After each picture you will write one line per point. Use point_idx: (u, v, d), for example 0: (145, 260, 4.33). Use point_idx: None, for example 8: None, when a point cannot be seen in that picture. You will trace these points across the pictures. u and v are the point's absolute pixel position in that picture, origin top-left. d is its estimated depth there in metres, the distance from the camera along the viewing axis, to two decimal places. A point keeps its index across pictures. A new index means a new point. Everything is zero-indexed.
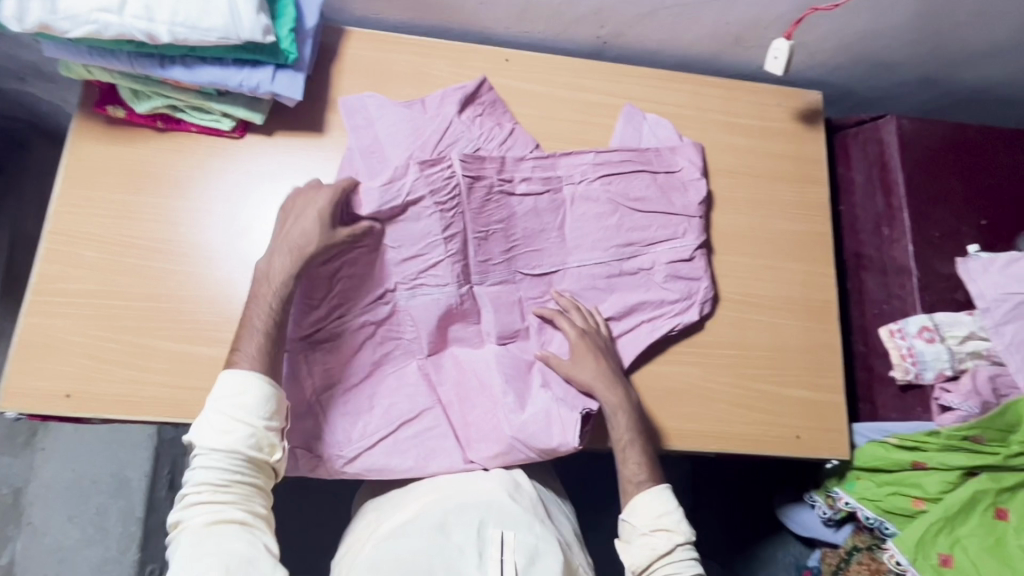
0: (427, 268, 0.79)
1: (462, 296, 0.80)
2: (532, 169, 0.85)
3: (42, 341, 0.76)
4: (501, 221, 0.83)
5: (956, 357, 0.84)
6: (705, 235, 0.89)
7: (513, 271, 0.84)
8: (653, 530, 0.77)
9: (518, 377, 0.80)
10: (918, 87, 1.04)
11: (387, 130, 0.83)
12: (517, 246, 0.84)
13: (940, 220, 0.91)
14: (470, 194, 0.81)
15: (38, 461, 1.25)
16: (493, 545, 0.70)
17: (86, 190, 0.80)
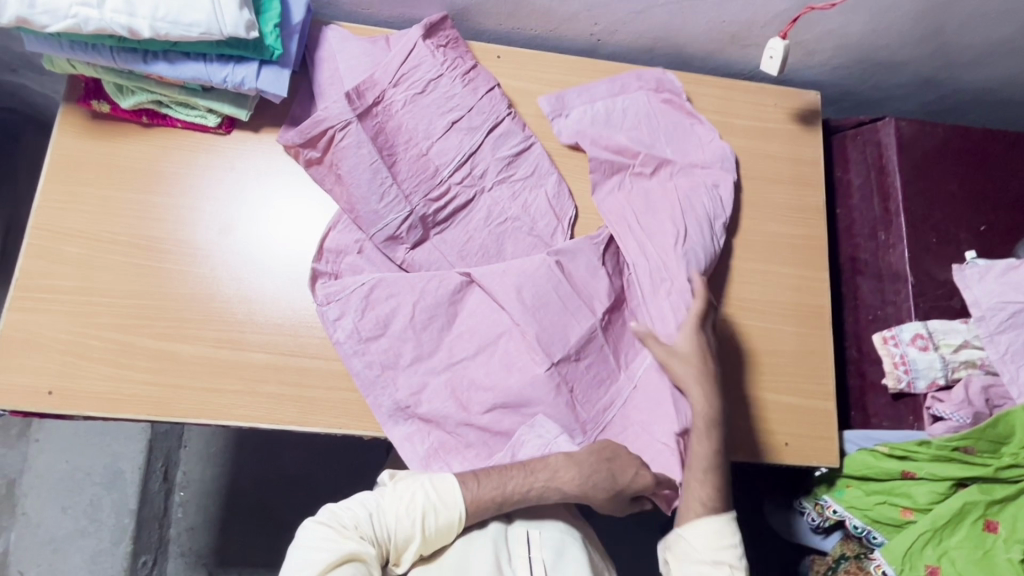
0: (396, 201, 0.82)
1: (426, 220, 0.83)
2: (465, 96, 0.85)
3: (25, 338, 0.75)
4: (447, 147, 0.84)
5: (949, 366, 0.82)
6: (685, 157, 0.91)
7: (473, 188, 0.85)
8: (715, 561, 0.74)
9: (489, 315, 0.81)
10: (918, 88, 1.02)
11: (348, 63, 0.84)
12: (467, 169, 0.85)
13: (938, 226, 0.89)
14: (413, 143, 0.84)
15: (33, 452, 1.26)
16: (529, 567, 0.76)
17: (71, 185, 0.80)
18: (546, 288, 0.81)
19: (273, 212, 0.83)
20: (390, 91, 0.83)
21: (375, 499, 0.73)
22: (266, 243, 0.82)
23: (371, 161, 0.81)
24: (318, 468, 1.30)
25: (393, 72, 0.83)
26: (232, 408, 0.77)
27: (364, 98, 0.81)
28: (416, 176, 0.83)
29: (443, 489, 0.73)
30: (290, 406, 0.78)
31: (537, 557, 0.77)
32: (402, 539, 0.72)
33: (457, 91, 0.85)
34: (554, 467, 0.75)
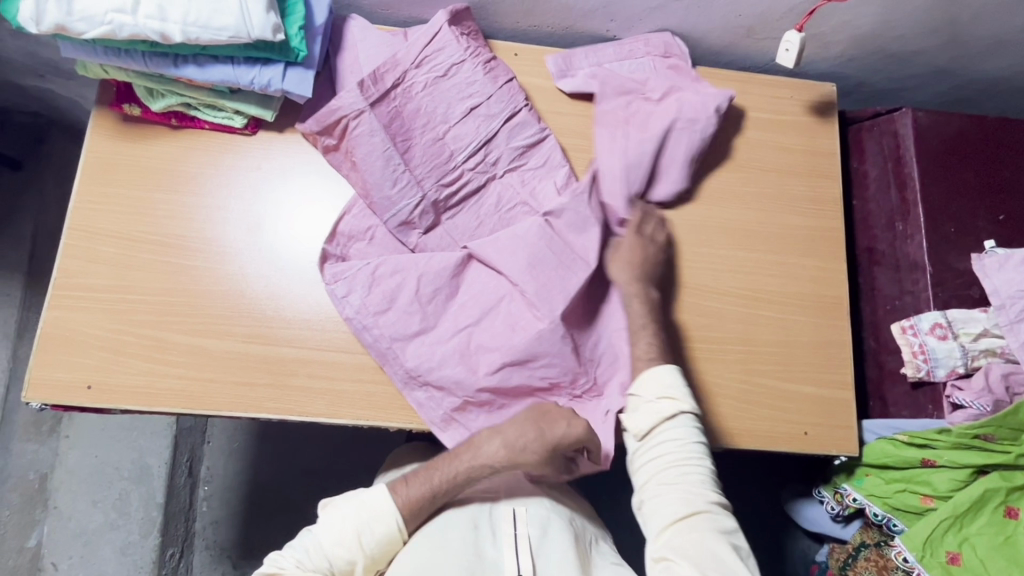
0: (409, 186, 0.84)
1: (437, 203, 0.85)
2: (478, 83, 0.86)
3: (63, 334, 0.78)
4: (457, 132, 0.86)
5: (968, 354, 0.83)
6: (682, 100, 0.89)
7: (484, 171, 0.87)
8: (659, 399, 0.76)
9: (488, 288, 0.82)
10: (934, 79, 1.02)
11: (366, 52, 0.85)
12: (477, 153, 0.86)
13: (956, 216, 0.90)
14: (426, 127, 0.85)
15: (63, 447, 1.29)
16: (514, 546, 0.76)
17: (104, 186, 0.82)
18: (540, 248, 0.81)
19: (297, 210, 0.85)
20: (408, 74, 0.84)
21: (310, 536, 0.73)
22: (291, 239, 0.84)
23: (386, 146, 0.83)
24: (337, 461, 1.32)
25: (411, 58, 0.84)
26: (263, 400, 0.79)
27: (381, 85, 0.83)
28: (431, 161, 0.85)
29: (371, 506, 0.73)
30: (318, 399, 0.80)
31: (523, 533, 0.77)
32: (348, 562, 0.72)
33: (477, 78, 0.86)
34: (473, 453, 0.76)
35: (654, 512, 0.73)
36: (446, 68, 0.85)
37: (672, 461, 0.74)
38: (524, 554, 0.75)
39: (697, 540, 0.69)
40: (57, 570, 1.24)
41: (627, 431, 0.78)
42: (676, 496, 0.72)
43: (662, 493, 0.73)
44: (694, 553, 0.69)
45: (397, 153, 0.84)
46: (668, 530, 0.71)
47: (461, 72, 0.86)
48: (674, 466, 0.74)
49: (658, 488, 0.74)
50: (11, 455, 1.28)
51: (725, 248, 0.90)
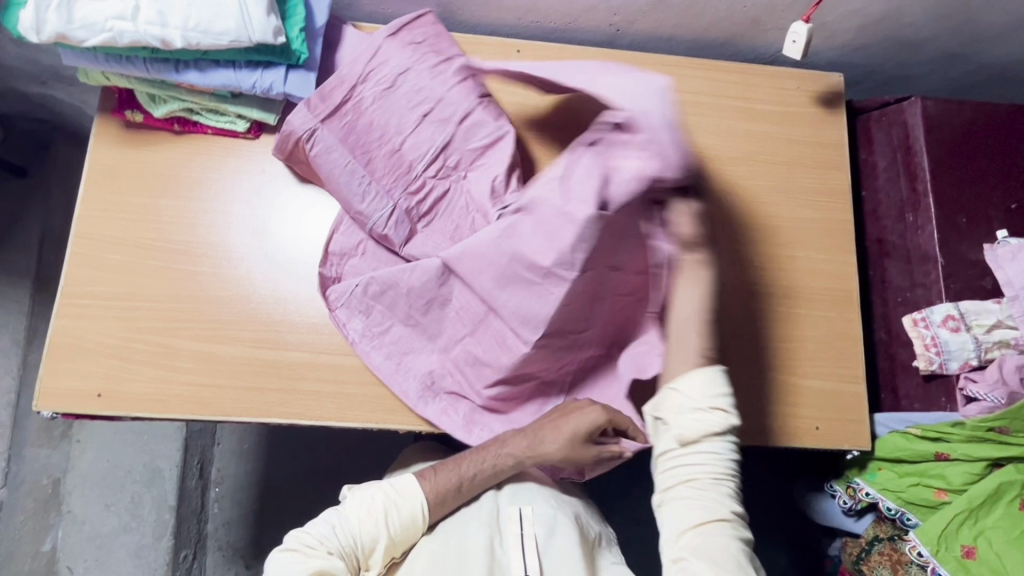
0: (381, 198, 0.81)
1: (410, 214, 0.82)
2: (423, 87, 0.80)
3: (72, 343, 0.78)
4: (412, 139, 0.80)
5: (982, 347, 0.82)
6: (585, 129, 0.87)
7: (449, 177, 0.82)
8: (709, 408, 0.67)
9: (472, 304, 0.78)
10: (943, 66, 1.01)
11: (343, 60, 0.83)
12: (438, 159, 0.81)
13: (967, 206, 0.88)
14: (383, 135, 0.81)
15: (75, 452, 1.30)
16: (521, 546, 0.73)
17: (108, 194, 0.82)
18: (508, 264, 0.72)
19: (301, 213, 0.85)
20: (359, 86, 0.79)
21: (336, 515, 0.72)
22: (296, 243, 0.84)
23: (347, 162, 0.80)
24: (347, 461, 1.32)
25: (360, 70, 0.79)
26: (271, 405, 0.79)
27: (331, 100, 0.78)
28: (395, 174, 0.81)
29: (399, 487, 0.75)
30: (327, 402, 0.80)
31: (530, 533, 0.74)
32: (371, 545, 0.72)
33: (425, 83, 0.80)
34: (500, 451, 0.76)
35: (681, 515, 0.67)
36: (391, 78, 0.80)
37: (707, 473, 0.67)
38: (531, 555, 0.73)
39: (719, 550, 0.65)
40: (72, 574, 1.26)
41: (664, 429, 0.70)
42: (701, 505, 0.67)
43: (689, 500, 0.67)
44: (719, 564, 0.64)
45: (359, 168, 0.81)
46: (689, 535, 0.66)
47: (409, 75, 0.80)
48: (707, 477, 0.67)
49: (684, 493, 0.68)
50: (24, 460, 1.29)
51: (734, 243, 0.90)
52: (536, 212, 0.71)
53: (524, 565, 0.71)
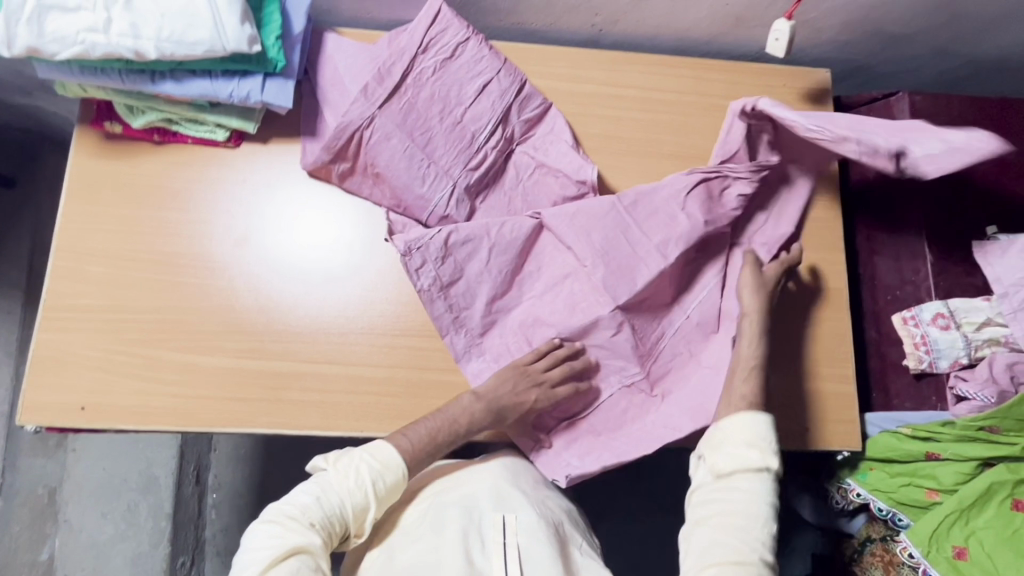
0: (440, 175, 0.83)
1: (471, 190, 0.84)
2: (476, 63, 0.83)
3: (54, 356, 0.78)
4: (467, 116, 0.83)
5: (972, 344, 0.82)
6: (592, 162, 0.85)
7: (505, 154, 0.85)
8: (748, 446, 0.72)
9: (538, 271, 0.82)
10: (933, 60, 0.99)
11: (345, 62, 0.84)
12: (495, 139, 0.84)
13: (956, 202, 0.87)
14: (439, 114, 0.83)
15: (70, 460, 1.30)
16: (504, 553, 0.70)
17: (89, 206, 0.82)
18: (612, 232, 0.80)
19: (285, 221, 0.84)
20: (418, 62, 0.81)
21: (315, 488, 0.70)
22: (281, 252, 0.84)
23: (405, 146, 0.82)
24: None
25: (417, 50, 0.81)
26: (257, 414, 0.79)
27: (388, 79, 0.81)
28: (460, 147, 0.83)
29: (380, 456, 0.72)
30: (313, 411, 0.80)
31: (512, 542, 0.71)
32: (355, 511, 0.70)
33: (484, 56, 0.83)
34: (465, 404, 0.76)
35: (706, 549, 0.69)
36: (451, 50, 0.82)
37: (740, 509, 0.70)
38: (513, 563, 0.69)
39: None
40: None
41: (703, 465, 0.75)
42: (729, 542, 0.68)
43: (716, 538, 0.69)
44: None
45: (418, 152, 0.82)
46: (713, 569, 0.67)
47: (461, 54, 0.82)
48: (738, 516, 0.69)
49: (713, 528, 0.70)
50: (20, 470, 1.29)
51: None
52: (590, 211, 0.80)
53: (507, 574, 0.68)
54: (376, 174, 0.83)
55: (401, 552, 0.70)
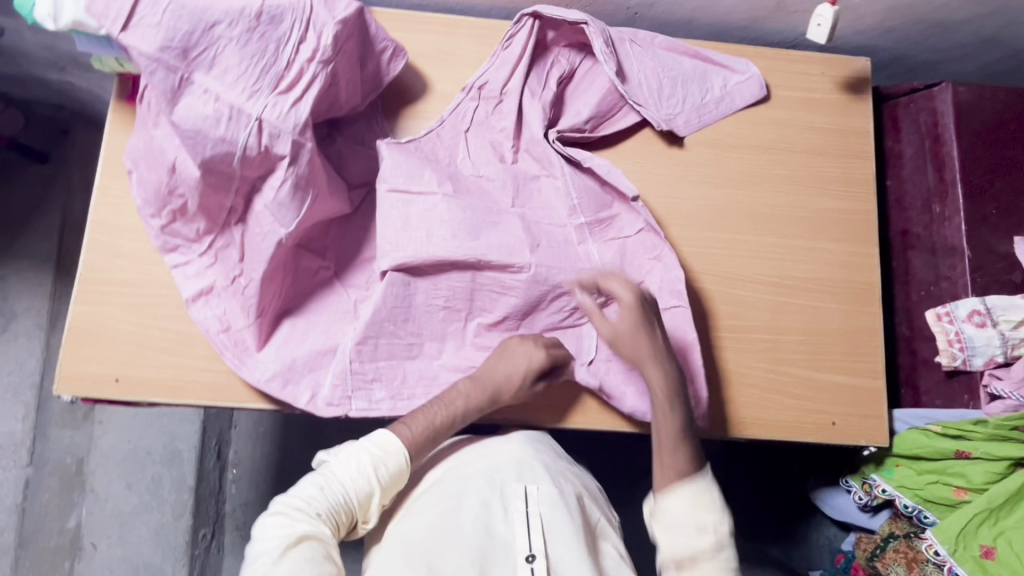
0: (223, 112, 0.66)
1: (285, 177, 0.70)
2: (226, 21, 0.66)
3: (91, 329, 0.79)
4: (258, 57, 0.67)
5: (1009, 343, 0.80)
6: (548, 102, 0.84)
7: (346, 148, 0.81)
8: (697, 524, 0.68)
9: (462, 297, 0.79)
10: (976, 50, 0.96)
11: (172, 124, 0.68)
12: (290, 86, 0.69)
13: (999, 196, 0.85)
14: (255, 72, 0.67)
15: (97, 432, 1.33)
16: (521, 525, 0.70)
17: (122, 180, 0.82)
18: (463, 215, 0.78)
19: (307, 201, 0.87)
20: (213, 33, 0.65)
21: (316, 481, 0.69)
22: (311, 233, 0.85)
23: (228, 238, 0.76)
24: None
25: (205, 8, 0.65)
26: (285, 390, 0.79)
27: (180, 103, 0.66)
28: (211, 184, 0.70)
29: (379, 442, 0.72)
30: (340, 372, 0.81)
31: (534, 511, 0.72)
32: (361, 498, 0.70)
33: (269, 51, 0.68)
34: (462, 390, 0.76)
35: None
36: (255, 22, 0.67)
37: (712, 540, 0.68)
38: (535, 531, 0.70)
39: None
40: (97, 550, 1.29)
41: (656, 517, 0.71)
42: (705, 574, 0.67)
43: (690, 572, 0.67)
44: None
45: (221, 230, 0.76)
46: None
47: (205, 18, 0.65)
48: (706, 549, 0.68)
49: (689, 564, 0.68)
50: (48, 440, 1.32)
51: (756, 235, 0.87)
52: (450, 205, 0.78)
53: (529, 541, 0.69)
54: (234, 278, 0.77)
55: (424, 515, 0.71)
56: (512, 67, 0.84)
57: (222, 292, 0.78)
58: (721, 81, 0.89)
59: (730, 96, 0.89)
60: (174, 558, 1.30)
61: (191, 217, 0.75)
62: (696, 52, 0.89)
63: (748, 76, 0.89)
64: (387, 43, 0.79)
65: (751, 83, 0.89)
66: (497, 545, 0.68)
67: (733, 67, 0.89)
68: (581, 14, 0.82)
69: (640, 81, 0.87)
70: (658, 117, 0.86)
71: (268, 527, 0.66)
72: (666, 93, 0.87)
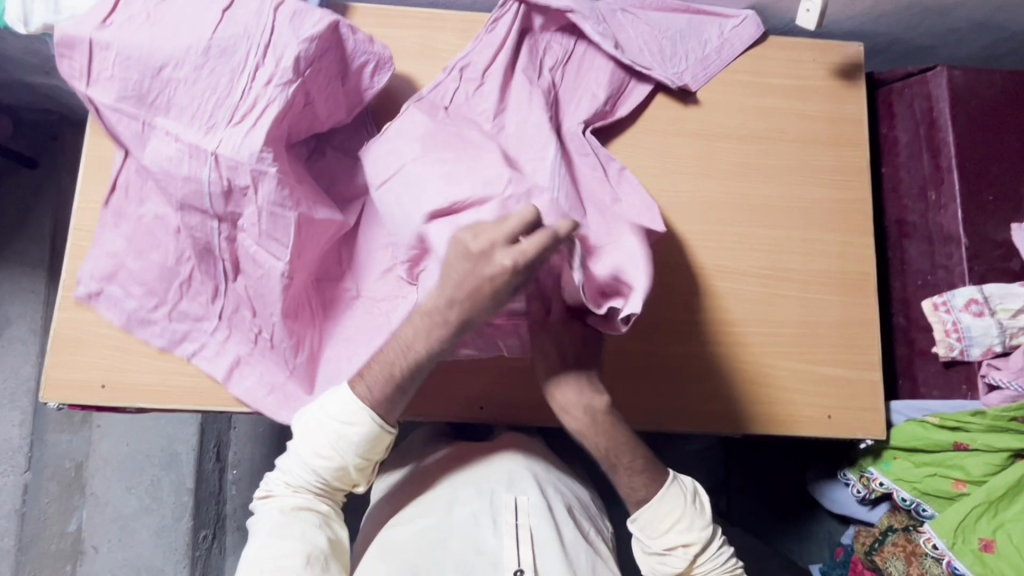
0: (183, 153, 0.68)
1: (257, 211, 0.70)
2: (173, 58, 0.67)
3: (76, 335, 0.79)
4: (212, 90, 0.67)
5: (1007, 332, 0.78)
6: (539, 78, 0.81)
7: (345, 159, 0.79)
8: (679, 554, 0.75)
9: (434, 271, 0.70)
10: (972, 33, 0.94)
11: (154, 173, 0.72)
12: (246, 116, 0.67)
13: (996, 183, 0.83)
14: (209, 104, 0.68)
15: (95, 436, 1.33)
16: (510, 538, 0.69)
17: (104, 185, 0.81)
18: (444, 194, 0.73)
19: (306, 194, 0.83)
20: (163, 75, 0.67)
21: (291, 457, 0.69)
22: None
23: (238, 296, 0.77)
24: None
25: (154, 52, 0.66)
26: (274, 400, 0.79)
27: (149, 145, 0.69)
28: (193, 228, 0.73)
29: (340, 412, 0.67)
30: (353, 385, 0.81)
31: (524, 524, 0.71)
32: (334, 472, 0.68)
33: (223, 82, 0.67)
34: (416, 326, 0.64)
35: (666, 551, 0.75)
36: (207, 54, 0.67)
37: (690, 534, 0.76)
38: (524, 546, 0.69)
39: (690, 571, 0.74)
40: (98, 553, 1.30)
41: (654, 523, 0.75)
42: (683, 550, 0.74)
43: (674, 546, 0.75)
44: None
45: (226, 293, 0.78)
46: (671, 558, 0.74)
47: (155, 60, 0.67)
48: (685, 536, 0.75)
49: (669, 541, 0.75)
50: (46, 445, 1.32)
51: (748, 226, 0.86)
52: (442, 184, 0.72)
53: (517, 556, 0.68)
54: (256, 337, 0.78)
55: (411, 526, 0.71)
56: (495, 50, 0.81)
57: (250, 357, 0.79)
58: (717, 30, 0.87)
59: (728, 43, 0.87)
60: (175, 560, 1.30)
61: (195, 290, 0.78)
62: (686, 6, 0.87)
63: (741, 19, 0.88)
64: (368, 56, 0.73)
65: (747, 25, 0.87)
66: (485, 561, 0.67)
67: (729, 14, 0.88)
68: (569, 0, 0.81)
69: (646, 43, 0.85)
70: (670, 77, 0.85)
71: (255, 517, 0.70)
72: (669, 53, 0.86)
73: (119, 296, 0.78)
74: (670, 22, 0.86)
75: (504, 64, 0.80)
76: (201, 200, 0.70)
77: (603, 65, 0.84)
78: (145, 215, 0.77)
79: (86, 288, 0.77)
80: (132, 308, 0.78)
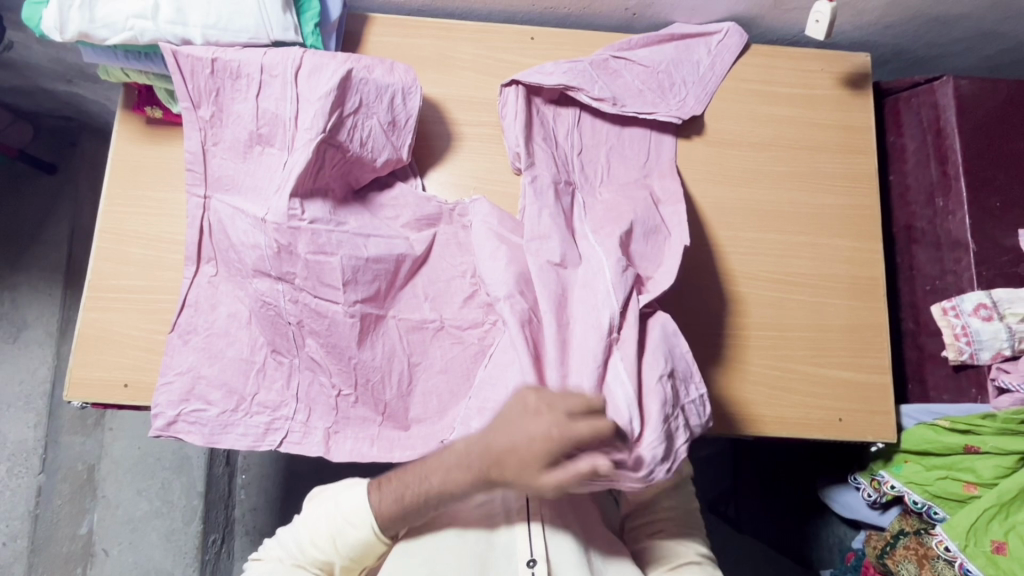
0: (241, 215, 0.75)
1: (296, 287, 0.75)
2: (226, 128, 0.76)
3: (100, 335, 0.80)
4: (263, 147, 0.77)
5: (1016, 337, 0.79)
6: (576, 110, 0.86)
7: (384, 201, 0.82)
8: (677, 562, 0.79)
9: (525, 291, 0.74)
10: (976, 43, 0.96)
11: (219, 241, 0.78)
12: (285, 185, 0.73)
13: (1003, 189, 0.85)
14: (258, 162, 0.77)
15: (108, 439, 1.34)
16: (519, 535, 0.74)
17: (129, 189, 0.83)
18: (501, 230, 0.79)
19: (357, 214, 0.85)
20: (219, 145, 0.77)
21: (294, 532, 0.75)
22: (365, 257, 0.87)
23: (313, 360, 0.78)
24: None
25: (217, 133, 0.77)
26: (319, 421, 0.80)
27: (225, 220, 0.76)
28: (262, 295, 0.76)
29: (347, 513, 0.72)
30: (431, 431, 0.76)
31: (536, 516, 0.75)
32: (322, 561, 0.73)
33: (273, 144, 0.76)
34: (448, 464, 0.67)
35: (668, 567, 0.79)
36: (259, 140, 0.76)
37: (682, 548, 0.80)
38: (536, 537, 0.73)
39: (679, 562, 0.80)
40: (108, 556, 1.30)
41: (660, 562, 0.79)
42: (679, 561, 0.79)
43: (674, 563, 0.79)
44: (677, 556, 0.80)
45: (300, 367, 0.79)
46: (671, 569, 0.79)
47: (211, 133, 0.77)
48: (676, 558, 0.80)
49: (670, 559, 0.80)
50: (60, 447, 1.33)
51: (760, 232, 0.87)
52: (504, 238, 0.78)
53: (531, 548, 0.73)
54: (336, 401, 0.78)
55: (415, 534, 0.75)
56: (523, 117, 0.83)
57: (337, 425, 0.79)
58: (705, 48, 0.89)
59: (718, 58, 0.89)
60: (185, 564, 1.30)
61: (271, 377, 0.79)
62: (670, 34, 0.89)
63: (725, 32, 0.89)
64: (393, 85, 0.77)
65: (731, 36, 0.89)
66: (499, 552, 0.74)
67: (710, 34, 0.90)
68: (563, 75, 0.84)
69: (648, 81, 0.86)
70: (676, 110, 0.86)
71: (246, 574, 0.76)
72: (669, 85, 0.87)
73: (200, 411, 0.77)
74: (665, 55, 0.88)
75: (537, 92, 0.85)
76: (257, 258, 0.74)
77: (623, 101, 0.86)
78: (219, 320, 0.79)
79: (163, 419, 0.76)
80: (215, 416, 0.78)
